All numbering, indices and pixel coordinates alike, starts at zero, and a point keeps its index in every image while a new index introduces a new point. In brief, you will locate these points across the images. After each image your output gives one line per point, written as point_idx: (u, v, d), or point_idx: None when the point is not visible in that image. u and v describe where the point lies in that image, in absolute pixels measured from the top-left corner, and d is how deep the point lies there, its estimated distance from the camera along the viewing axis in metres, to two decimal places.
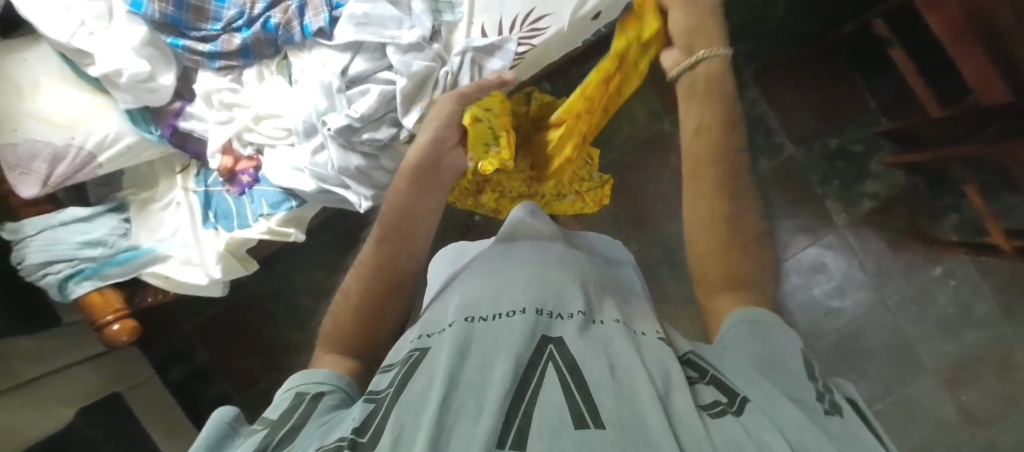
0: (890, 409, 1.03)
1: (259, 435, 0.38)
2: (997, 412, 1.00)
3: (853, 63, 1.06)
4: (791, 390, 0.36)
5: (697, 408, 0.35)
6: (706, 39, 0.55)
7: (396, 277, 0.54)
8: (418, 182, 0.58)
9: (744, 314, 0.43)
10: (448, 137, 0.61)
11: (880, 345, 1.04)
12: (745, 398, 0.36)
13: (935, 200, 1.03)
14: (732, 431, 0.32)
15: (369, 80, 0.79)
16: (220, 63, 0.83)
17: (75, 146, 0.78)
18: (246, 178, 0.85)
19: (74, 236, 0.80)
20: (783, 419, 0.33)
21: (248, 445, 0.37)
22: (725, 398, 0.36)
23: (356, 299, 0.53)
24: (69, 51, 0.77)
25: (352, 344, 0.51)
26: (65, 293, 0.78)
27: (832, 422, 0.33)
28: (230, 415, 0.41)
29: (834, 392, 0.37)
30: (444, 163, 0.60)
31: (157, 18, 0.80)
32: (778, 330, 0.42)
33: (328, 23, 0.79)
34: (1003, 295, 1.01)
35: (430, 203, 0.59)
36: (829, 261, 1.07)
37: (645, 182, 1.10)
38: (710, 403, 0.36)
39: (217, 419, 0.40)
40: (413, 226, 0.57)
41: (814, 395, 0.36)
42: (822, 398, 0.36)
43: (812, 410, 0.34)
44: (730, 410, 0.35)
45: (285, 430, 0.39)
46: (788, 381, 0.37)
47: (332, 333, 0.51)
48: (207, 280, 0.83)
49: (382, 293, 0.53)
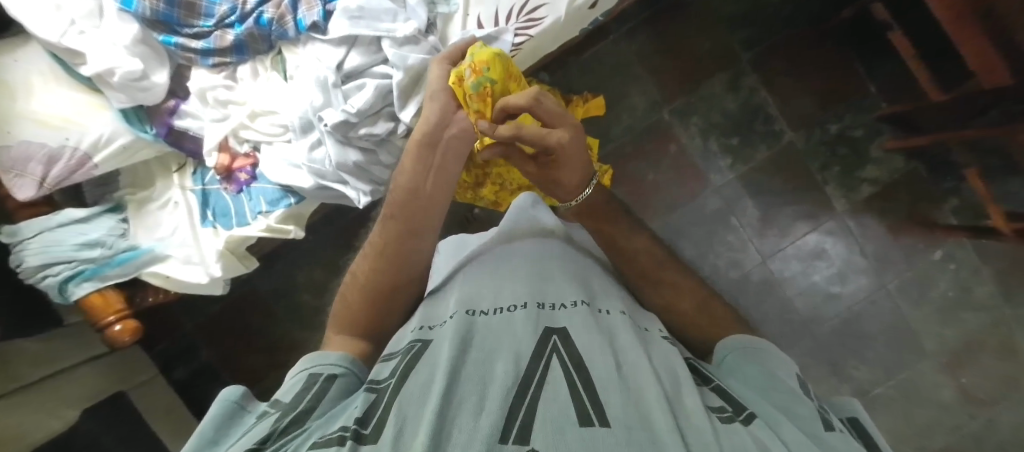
0: (890, 392, 1.04)
1: (272, 418, 0.39)
2: (995, 395, 1.01)
3: (854, 45, 1.05)
4: (789, 406, 0.38)
5: (704, 409, 0.35)
6: (563, 185, 0.57)
7: (403, 258, 0.54)
8: (423, 158, 0.58)
9: (734, 343, 0.45)
10: (447, 106, 0.59)
11: (881, 329, 1.05)
12: (751, 412, 0.36)
13: (936, 183, 1.03)
14: (737, 437, 0.32)
15: (365, 75, 0.78)
16: (213, 60, 0.82)
17: (70, 147, 0.77)
18: (244, 176, 0.84)
19: (73, 238, 0.80)
20: (786, 437, 0.34)
21: (259, 430, 0.38)
22: (732, 407, 0.36)
23: (365, 281, 0.54)
24: (60, 50, 0.77)
25: (364, 326, 0.51)
26: (66, 295, 0.78)
27: (829, 438, 0.35)
28: (236, 393, 0.43)
29: (830, 412, 0.39)
30: (449, 133, 0.58)
31: (148, 15, 0.79)
32: (773, 354, 0.43)
33: (322, 17, 0.78)
34: (1003, 278, 1.01)
35: (436, 180, 0.58)
36: (829, 248, 1.07)
37: (645, 170, 1.11)
38: (717, 407, 0.36)
39: (224, 397, 0.42)
40: (420, 204, 0.56)
41: (816, 413, 0.37)
42: (821, 416, 0.37)
43: (811, 426, 0.36)
44: (737, 418, 0.35)
45: (299, 410, 0.40)
46: (788, 397, 0.38)
47: (343, 315, 0.53)
48: (207, 278, 0.83)
49: (391, 275, 0.53)
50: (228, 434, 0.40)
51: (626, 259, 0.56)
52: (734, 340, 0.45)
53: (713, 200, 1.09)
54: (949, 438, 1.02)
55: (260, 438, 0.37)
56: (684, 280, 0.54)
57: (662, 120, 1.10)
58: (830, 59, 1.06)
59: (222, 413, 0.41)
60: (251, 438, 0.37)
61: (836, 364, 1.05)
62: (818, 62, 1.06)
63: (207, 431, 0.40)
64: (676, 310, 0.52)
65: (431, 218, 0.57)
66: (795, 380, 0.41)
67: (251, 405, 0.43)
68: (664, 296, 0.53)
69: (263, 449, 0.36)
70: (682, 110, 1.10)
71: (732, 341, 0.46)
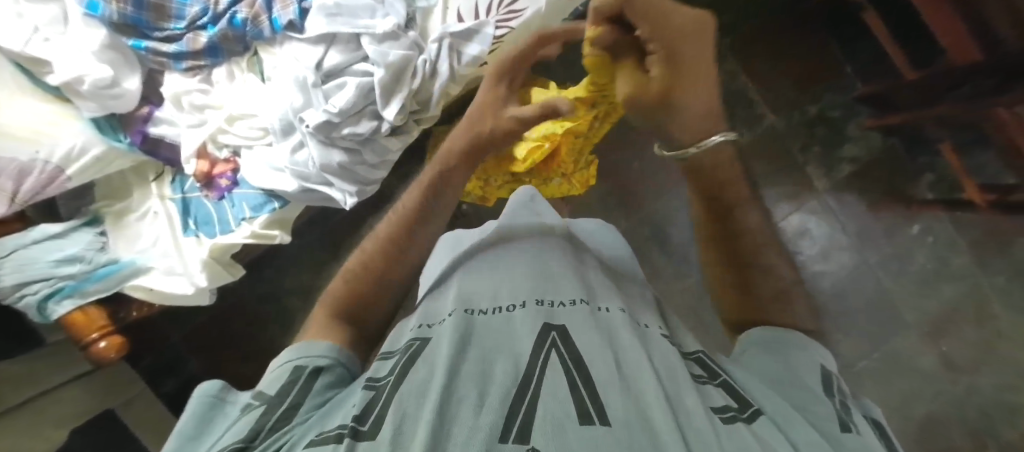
0: (875, 365, 1.07)
1: (256, 414, 0.38)
2: (976, 361, 1.04)
3: (827, 28, 1.07)
4: (807, 404, 0.37)
5: (706, 410, 0.33)
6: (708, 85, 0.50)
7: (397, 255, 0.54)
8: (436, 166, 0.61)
9: (754, 336, 0.45)
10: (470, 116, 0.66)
11: (864, 303, 1.08)
12: (757, 409, 0.34)
13: (910, 159, 1.05)
14: (741, 438, 0.31)
15: (345, 73, 0.76)
16: (186, 64, 0.80)
17: (40, 161, 0.73)
18: (225, 182, 0.82)
19: (49, 254, 0.77)
20: (793, 436, 0.33)
21: (242, 424, 0.37)
22: (738, 403, 0.35)
23: (358, 266, 0.54)
24: (23, 59, 0.74)
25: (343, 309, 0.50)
26: (46, 314, 0.75)
27: (848, 439, 0.33)
28: (216, 389, 0.42)
29: (853, 410, 0.37)
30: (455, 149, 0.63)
31: (116, 20, 0.76)
32: (799, 345, 0.42)
33: (298, 15, 0.76)
34: (978, 248, 1.04)
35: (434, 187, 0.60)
36: (812, 227, 1.09)
37: (631, 159, 1.12)
38: (721, 406, 0.34)
39: (202, 395, 0.41)
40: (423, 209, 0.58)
41: (835, 411, 0.36)
42: (842, 415, 0.36)
43: (828, 426, 0.35)
44: (741, 417, 0.33)
45: (281, 412, 0.38)
46: (806, 395, 0.38)
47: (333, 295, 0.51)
48: (192, 289, 0.81)
49: (382, 250, 0.54)
50: (210, 429, 0.39)
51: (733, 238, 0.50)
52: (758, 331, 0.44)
53: None
54: (934, 406, 1.05)
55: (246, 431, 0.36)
56: (771, 284, 0.48)
57: None
58: (805, 42, 1.08)
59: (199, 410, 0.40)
60: (235, 433, 0.36)
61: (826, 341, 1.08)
62: (794, 45, 1.08)
63: (190, 428, 0.39)
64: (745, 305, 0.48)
65: (429, 223, 0.57)
66: (821, 379, 0.39)
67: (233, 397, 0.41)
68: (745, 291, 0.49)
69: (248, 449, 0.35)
70: None
71: (759, 333, 0.45)
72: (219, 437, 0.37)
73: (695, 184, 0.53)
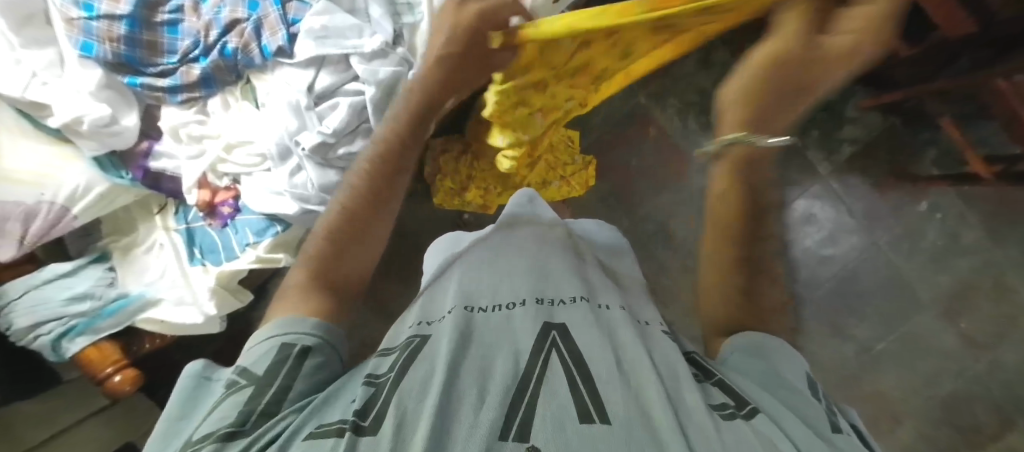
0: (893, 347, 1.05)
1: (245, 394, 0.38)
2: (996, 336, 1.02)
3: None
4: (800, 407, 0.37)
5: (707, 407, 0.33)
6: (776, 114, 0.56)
7: (376, 208, 0.53)
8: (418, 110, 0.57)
9: (744, 339, 0.44)
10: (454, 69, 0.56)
11: (877, 285, 1.06)
12: (754, 407, 0.34)
13: (913, 136, 1.04)
14: (740, 434, 0.31)
15: (337, 94, 0.77)
16: (182, 96, 0.82)
17: (46, 202, 0.75)
18: (227, 209, 0.84)
19: (60, 293, 0.78)
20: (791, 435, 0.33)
21: (231, 403, 0.37)
22: (735, 402, 0.35)
23: (336, 219, 0.52)
24: (23, 103, 0.76)
25: (321, 274, 0.49)
26: (60, 353, 0.75)
27: (838, 438, 0.34)
28: (201, 369, 0.43)
29: (839, 416, 0.38)
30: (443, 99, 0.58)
31: (110, 59, 0.78)
32: (781, 354, 0.42)
33: (287, 41, 0.77)
34: (989, 221, 1.02)
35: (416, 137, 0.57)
36: (818, 212, 1.08)
37: (629, 156, 1.12)
38: (720, 404, 0.35)
39: (190, 373, 0.42)
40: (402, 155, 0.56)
41: (826, 415, 0.36)
42: (830, 418, 0.37)
43: (820, 427, 0.35)
44: (740, 414, 0.33)
45: (273, 395, 0.38)
46: (793, 397, 0.38)
47: (310, 257, 0.51)
48: (202, 317, 0.82)
49: (366, 204, 0.53)
50: (197, 405, 0.40)
51: (754, 241, 0.54)
52: (740, 338, 0.44)
53: (699, 178, 1.10)
54: (957, 385, 1.03)
55: (232, 421, 0.36)
56: (775, 297, 0.54)
57: (640, 105, 1.11)
58: None
59: (189, 390, 0.41)
60: (220, 416, 0.36)
61: (840, 326, 1.06)
62: None
63: (177, 408, 0.40)
64: (753, 314, 0.52)
65: (406, 171, 0.56)
66: (806, 383, 0.40)
67: (217, 376, 0.42)
68: (751, 298, 0.53)
69: (242, 434, 0.35)
70: (658, 93, 1.11)
71: (739, 339, 0.44)
72: (207, 415, 0.37)
73: (739, 174, 0.55)
